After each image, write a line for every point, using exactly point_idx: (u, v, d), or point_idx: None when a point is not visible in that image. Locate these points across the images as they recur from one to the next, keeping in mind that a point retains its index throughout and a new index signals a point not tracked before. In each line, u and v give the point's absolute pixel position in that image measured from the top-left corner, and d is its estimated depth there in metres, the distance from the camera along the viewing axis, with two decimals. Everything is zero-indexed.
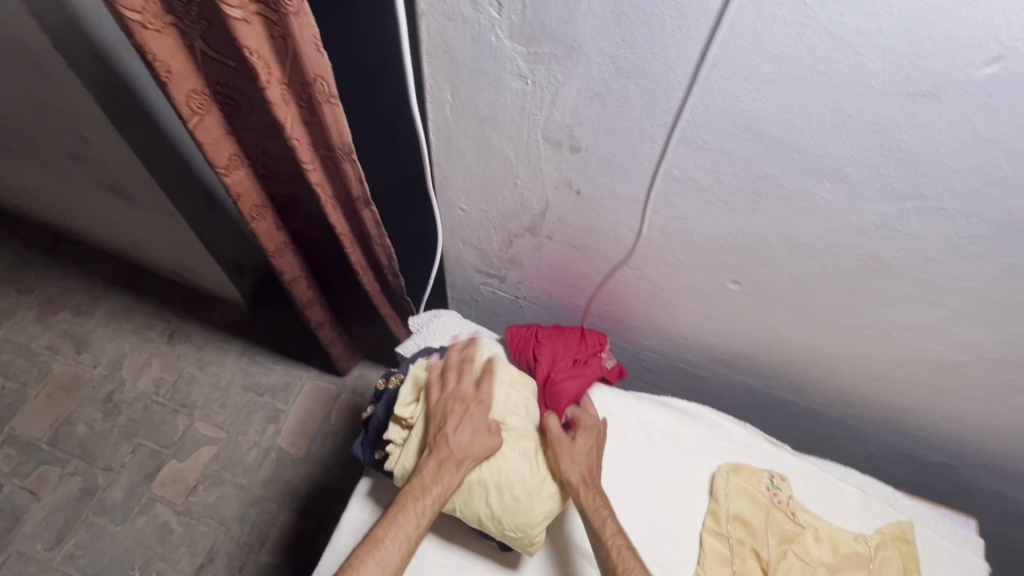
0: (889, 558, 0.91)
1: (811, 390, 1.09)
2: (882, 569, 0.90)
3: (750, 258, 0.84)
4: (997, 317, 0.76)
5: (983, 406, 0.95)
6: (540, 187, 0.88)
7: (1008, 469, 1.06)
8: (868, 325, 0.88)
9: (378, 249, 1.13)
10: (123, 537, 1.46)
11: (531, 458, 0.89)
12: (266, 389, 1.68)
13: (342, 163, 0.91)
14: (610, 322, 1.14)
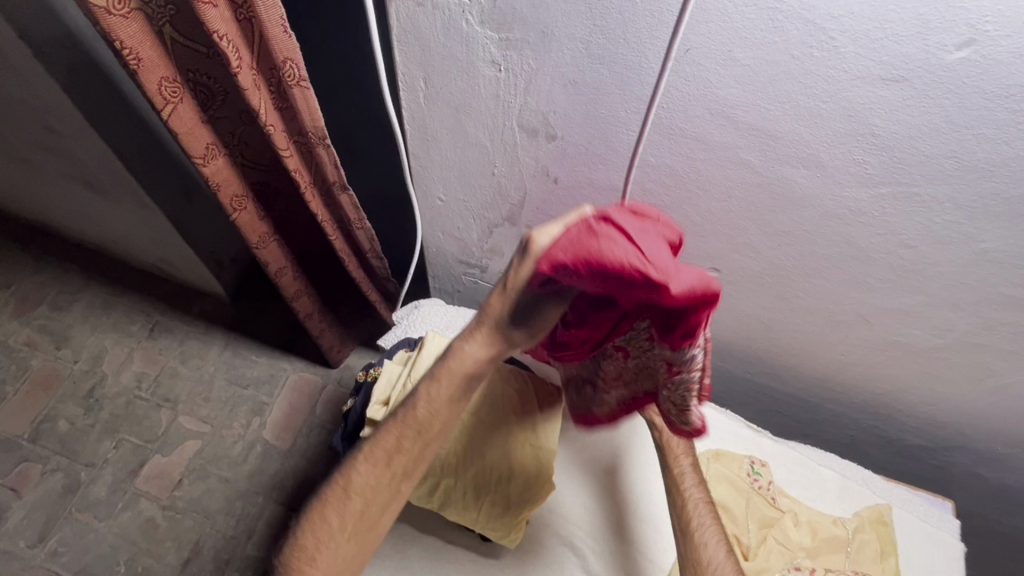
0: (866, 541, 0.92)
1: (792, 376, 1.10)
2: (859, 551, 0.91)
3: (730, 245, 0.84)
4: (971, 302, 0.77)
5: (961, 390, 0.96)
6: (517, 175, 0.87)
7: (985, 451, 1.07)
8: (846, 311, 0.88)
9: (360, 235, 1.13)
10: (107, 532, 1.45)
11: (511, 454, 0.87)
12: (249, 382, 1.67)
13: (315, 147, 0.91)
14: None
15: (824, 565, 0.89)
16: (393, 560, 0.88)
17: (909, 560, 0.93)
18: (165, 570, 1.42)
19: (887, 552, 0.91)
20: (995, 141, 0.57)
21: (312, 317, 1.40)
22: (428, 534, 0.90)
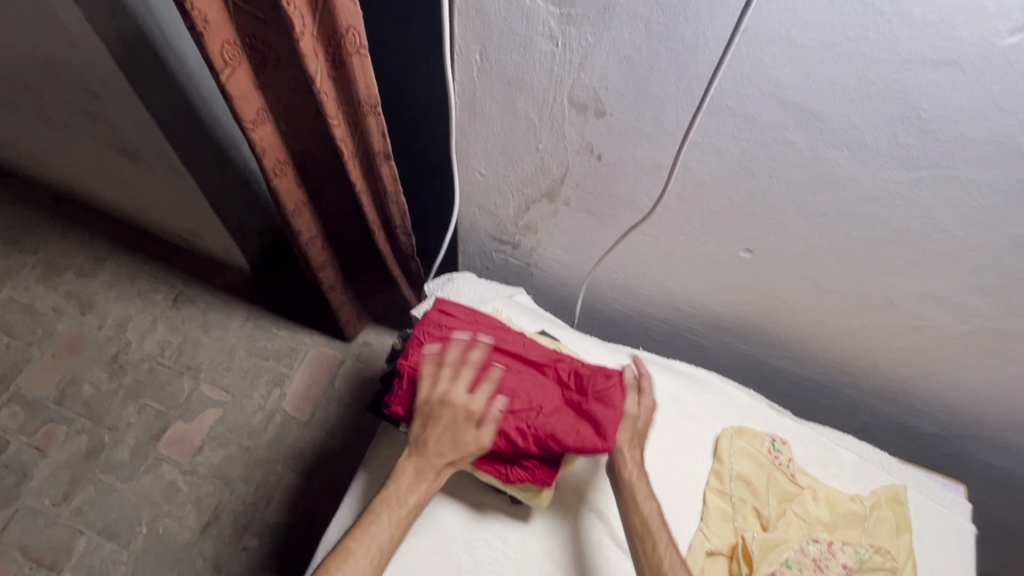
0: (883, 517, 0.95)
1: (812, 360, 1.13)
2: (875, 526, 0.94)
3: (765, 225, 0.86)
4: (998, 287, 0.80)
5: (978, 377, 0.99)
6: (561, 151, 0.90)
7: (996, 439, 1.11)
8: (874, 295, 0.91)
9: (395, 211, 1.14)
10: (130, 493, 1.48)
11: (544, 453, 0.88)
12: (271, 353, 1.70)
13: (364, 118, 0.92)
14: (619, 291, 1.16)
15: (845, 539, 0.92)
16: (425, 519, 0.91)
17: (922, 540, 0.96)
18: (185, 532, 1.45)
19: (899, 528, 0.95)
20: None
21: (335, 288, 1.41)
22: (459, 498, 0.93)
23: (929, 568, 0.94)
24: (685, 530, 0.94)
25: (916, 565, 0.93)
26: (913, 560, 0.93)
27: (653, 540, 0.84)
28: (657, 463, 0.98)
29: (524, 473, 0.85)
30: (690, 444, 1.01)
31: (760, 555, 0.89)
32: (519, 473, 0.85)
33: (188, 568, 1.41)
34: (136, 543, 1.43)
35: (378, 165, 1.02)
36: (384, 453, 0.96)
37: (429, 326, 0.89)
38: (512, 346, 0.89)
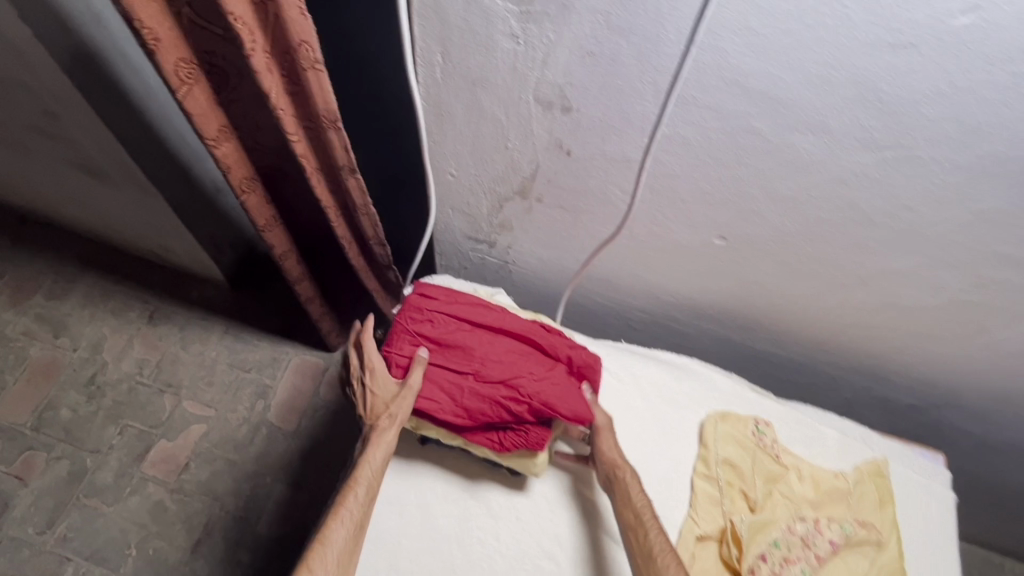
0: (866, 492, 0.97)
1: (791, 340, 1.14)
2: (860, 501, 0.96)
3: (738, 212, 0.87)
4: (965, 261, 0.81)
5: (951, 348, 1.01)
6: (530, 149, 0.89)
7: (971, 405, 1.13)
8: (846, 274, 0.92)
9: (366, 221, 1.14)
10: (116, 516, 1.46)
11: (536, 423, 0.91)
12: (253, 365, 1.68)
13: (325, 132, 0.91)
14: (598, 283, 1.16)
15: (829, 513, 0.94)
16: (418, 519, 0.92)
17: (904, 512, 0.98)
18: (176, 552, 1.43)
19: (883, 500, 0.97)
20: (994, 103, 0.60)
21: (313, 301, 1.39)
22: (451, 497, 0.95)
23: (913, 539, 0.96)
24: (675, 517, 0.95)
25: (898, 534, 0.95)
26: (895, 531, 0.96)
27: (646, 531, 0.86)
28: (645, 456, 0.99)
29: (517, 438, 0.85)
30: (676, 433, 1.02)
31: (749, 536, 0.91)
32: (514, 439, 0.85)
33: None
34: (126, 567, 1.40)
35: (344, 176, 1.01)
36: None
37: (407, 320, 0.87)
38: (491, 321, 0.88)
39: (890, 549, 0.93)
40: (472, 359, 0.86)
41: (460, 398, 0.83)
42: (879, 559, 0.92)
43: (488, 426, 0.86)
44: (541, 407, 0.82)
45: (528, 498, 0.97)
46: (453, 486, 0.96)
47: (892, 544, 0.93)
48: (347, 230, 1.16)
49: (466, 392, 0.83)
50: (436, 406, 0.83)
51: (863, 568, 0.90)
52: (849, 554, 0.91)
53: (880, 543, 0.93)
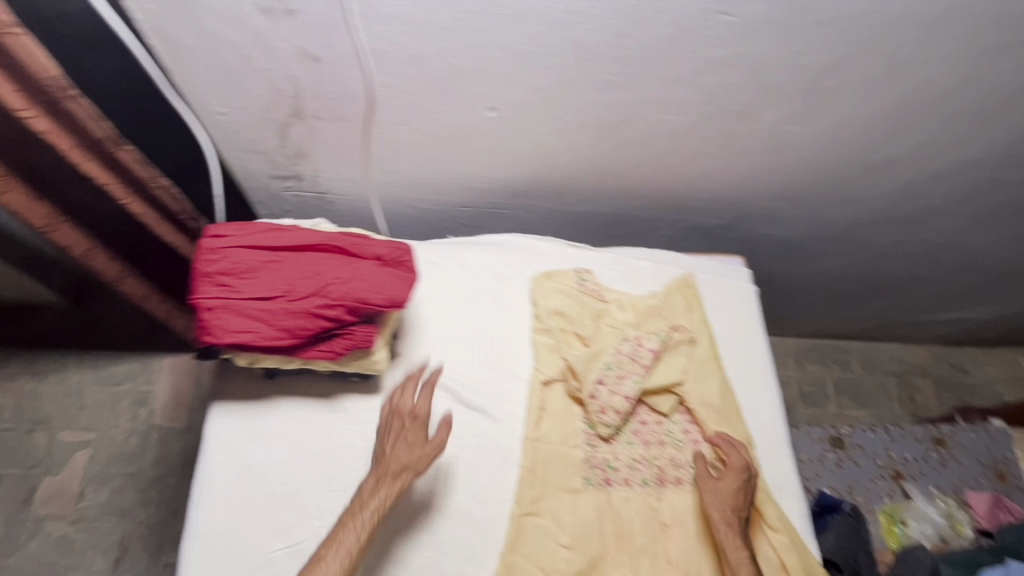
0: (675, 301, 1.11)
1: (600, 195, 1.24)
2: (672, 310, 1.10)
3: (494, 78, 0.92)
4: (690, 73, 0.91)
5: (722, 161, 1.13)
6: (280, 65, 0.89)
7: (761, 208, 1.29)
8: (609, 115, 1.00)
9: (163, 195, 1.12)
10: (21, 563, 1.41)
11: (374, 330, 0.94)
12: (123, 377, 1.59)
13: (62, 102, 0.88)
14: (413, 189, 1.19)
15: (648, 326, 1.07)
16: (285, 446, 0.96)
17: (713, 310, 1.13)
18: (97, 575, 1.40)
19: (691, 304, 1.11)
20: None
21: (149, 299, 1.34)
22: (313, 419, 0.98)
23: (722, 328, 1.12)
24: (523, 370, 1.05)
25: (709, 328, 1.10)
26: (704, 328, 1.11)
27: None
28: (485, 331, 1.08)
29: (346, 342, 0.89)
30: (510, 302, 1.11)
31: (584, 368, 1.03)
32: (343, 343, 0.89)
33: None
34: None
35: (110, 147, 0.98)
36: (227, 405, 0.98)
37: (202, 262, 0.86)
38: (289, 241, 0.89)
39: (703, 342, 1.08)
40: (276, 280, 0.87)
41: (275, 321, 0.85)
42: (694, 353, 1.07)
43: (316, 338, 0.89)
44: (355, 305, 0.86)
45: (383, 397, 1.01)
46: (312, 407, 0.99)
47: (705, 338, 1.08)
48: (148, 209, 1.13)
49: (280, 313, 0.85)
50: (255, 334, 0.85)
51: (682, 362, 1.05)
52: (670, 355, 1.05)
53: (694, 340, 1.07)
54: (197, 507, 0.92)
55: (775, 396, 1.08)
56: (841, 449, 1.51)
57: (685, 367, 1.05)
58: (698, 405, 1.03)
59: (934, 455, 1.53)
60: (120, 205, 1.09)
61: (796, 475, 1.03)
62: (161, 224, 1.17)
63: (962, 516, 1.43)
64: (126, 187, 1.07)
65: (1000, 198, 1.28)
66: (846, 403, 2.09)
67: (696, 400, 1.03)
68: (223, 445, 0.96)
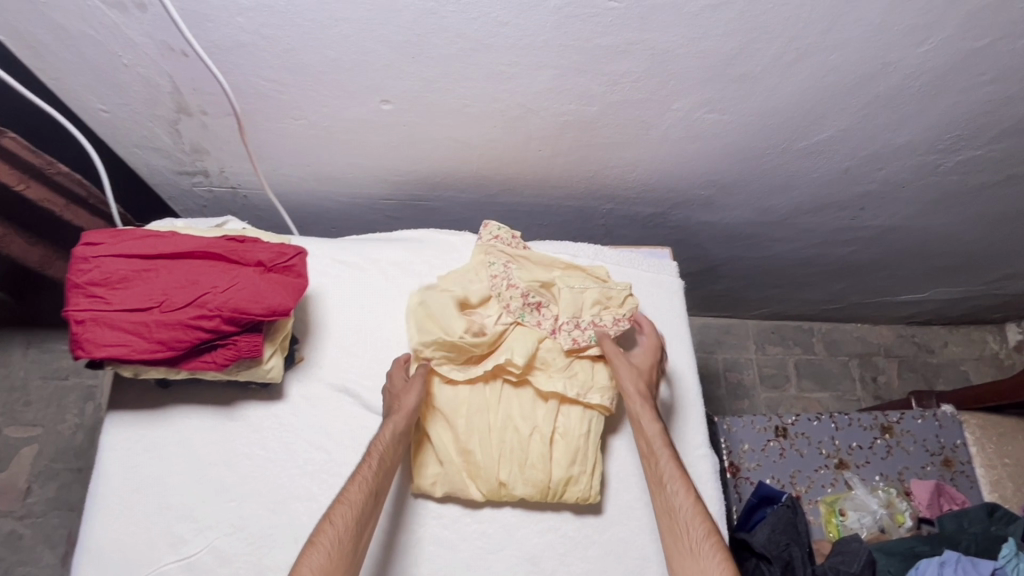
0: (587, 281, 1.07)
1: (523, 186, 1.19)
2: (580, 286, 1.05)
3: (377, 69, 0.87)
4: (587, 63, 0.86)
5: (645, 150, 1.08)
6: (146, 61, 0.85)
7: (693, 197, 1.25)
8: (508, 104, 0.95)
9: (62, 179, 1.10)
10: None
11: (268, 337, 0.90)
12: (70, 372, 1.68)
13: None
14: (327, 184, 1.15)
15: (568, 315, 1.02)
16: (180, 456, 0.94)
17: None
18: (46, 569, 1.54)
19: (622, 319, 1.03)
20: None
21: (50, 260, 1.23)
22: (208, 426, 0.96)
23: None
24: None
25: None
26: None
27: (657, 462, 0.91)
28: (399, 334, 1.05)
29: (229, 353, 0.85)
30: None
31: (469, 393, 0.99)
32: (226, 355, 0.86)
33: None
34: None
35: None
36: (120, 414, 0.95)
37: (72, 272, 0.82)
38: (163, 246, 0.85)
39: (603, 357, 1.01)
40: (152, 290, 0.83)
41: (149, 334, 0.81)
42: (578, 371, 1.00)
43: (199, 351, 0.86)
44: (232, 315, 0.82)
45: (287, 403, 0.98)
46: (208, 416, 0.96)
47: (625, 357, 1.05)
48: (42, 190, 1.10)
49: (155, 327, 0.81)
50: (127, 348, 0.81)
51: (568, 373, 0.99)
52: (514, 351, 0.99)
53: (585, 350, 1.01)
54: (89, 520, 0.90)
55: (694, 393, 1.09)
56: (784, 439, 1.47)
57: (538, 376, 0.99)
58: (567, 472, 0.95)
59: (880, 442, 1.50)
60: (15, 190, 1.08)
61: (713, 475, 1.04)
62: (66, 207, 1.14)
63: (902, 505, 1.44)
64: (22, 174, 1.06)
65: (946, 184, 1.20)
66: (806, 385, 2.06)
67: (551, 437, 0.97)
68: (115, 458, 0.93)
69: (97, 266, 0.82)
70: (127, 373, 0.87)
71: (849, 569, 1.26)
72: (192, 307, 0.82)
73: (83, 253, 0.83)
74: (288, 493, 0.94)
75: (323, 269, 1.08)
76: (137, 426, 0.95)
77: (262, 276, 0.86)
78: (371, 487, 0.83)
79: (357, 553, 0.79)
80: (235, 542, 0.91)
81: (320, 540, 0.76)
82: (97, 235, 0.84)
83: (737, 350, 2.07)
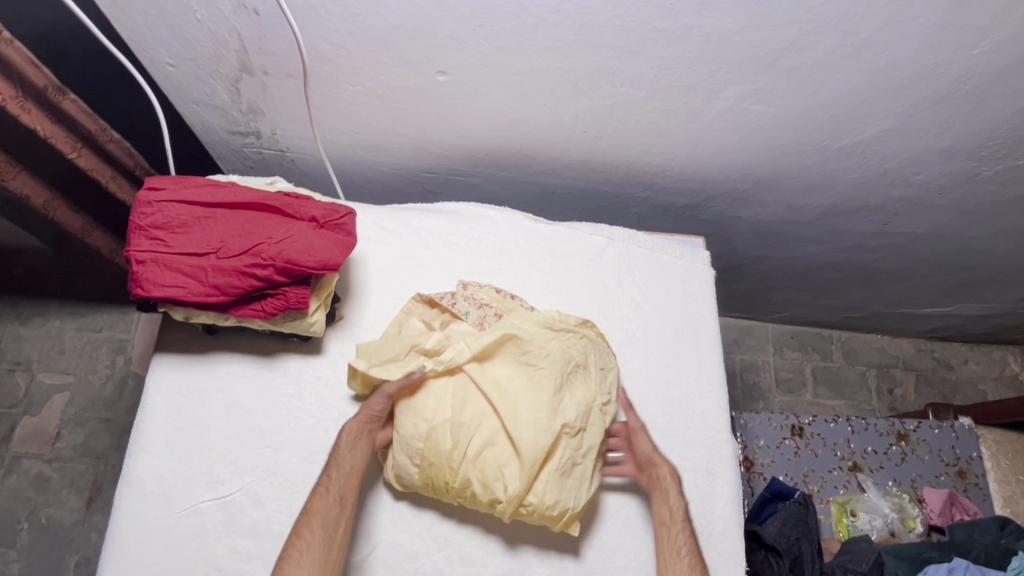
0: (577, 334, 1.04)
1: (562, 167, 1.21)
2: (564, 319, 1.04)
3: (437, 39, 0.90)
4: (643, 44, 0.88)
5: (687, 139, 1.10)
6: (219, 16, 0.88)
7: (730, 189, 1.26)
8: (561, 83, 0.97)
9: (112, 147, 1.10)
10: (16, 490, 1.52)
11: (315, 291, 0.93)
12: (103, 324, 1.67)
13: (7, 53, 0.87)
14: (372, 152, 1.18)
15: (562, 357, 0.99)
16: (221, 401, 0.98)
17: (664, 286, 1.16)
18: (71, 513, 1.51)
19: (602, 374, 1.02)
20: None
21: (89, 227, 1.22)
22: (249, 373, 1.00)
23: (667, 303, 1.15)
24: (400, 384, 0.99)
25: (643, 311, 1.14)
26: (645, 308, 1.14)
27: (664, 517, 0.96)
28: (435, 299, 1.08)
29: (278, 302, 0.89)
30: (460, 272, 1.11)
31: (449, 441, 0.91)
32: (275, 305, 0.89)
33: (85, 541, 1.49)
34: (22, 539, 1.48)
35: (55, 98, 0.97)
36: (166, 357, 0.99)
37: (134, 215, 0.86)
38: (220, 196, 0.89)
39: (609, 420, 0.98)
40: (210, 237, 0.86)
41: (205, 278, 0.85)
42: (566, 517, 0.91)
43: (249, 299, 0.90)
44: (284, 266, 0.86)
45: (324, 357, 1.02)
46: (249, 364, 1.00)
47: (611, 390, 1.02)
48: (92, 159, 1.09)
49: (211, 272, 0.85)
50: (183, 290, 0.85)
51: (589, 400, 0.96)
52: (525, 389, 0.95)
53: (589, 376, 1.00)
54: (132, 454, 0.94)
55: (719, 380, 1.11)
56: (800, 437, 1.49)
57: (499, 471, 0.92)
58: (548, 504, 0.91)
59: (895, 448, 1.51)
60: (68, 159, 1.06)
61: (733, 459, 1.06)
62: (112, 177, 1.15)
63: (913, 511, 1.45)
64: (76, 141, 1.05)
65: (983, 194, 1.21)
66: (822, 392, 2.07)
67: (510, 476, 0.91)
68: (160, 401, 0.97)
69: (158, 210, 0.86)
70: (176, 313, 0.89)
71: (858, 567, 1.27)
72: (246, 256, 0.86)
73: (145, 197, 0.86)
74: (322, 443, 0.97)
75: (366, 234, 1.11)
76: (182, 370, 0.99)
77: (314, 231, 0.90)
78: (336, 493, 0.87)
79: (335, 557, 0.84)
80: (269, 486, 0.94)
81: (292, 550, 0.81)
82: (158, 180, 0.88)
83: (756, 353, 2.08)
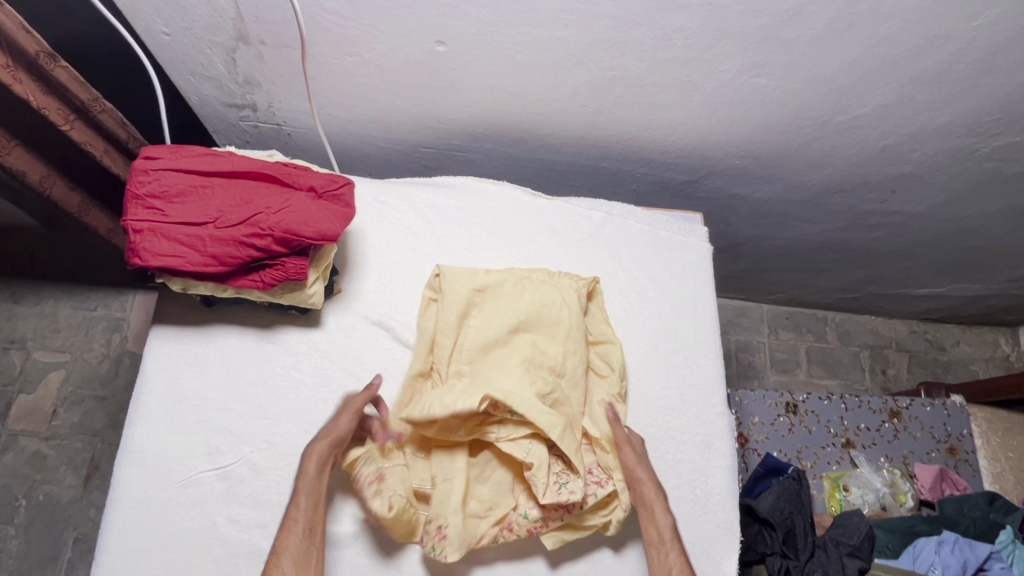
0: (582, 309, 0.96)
1: (561, 142, 1.21)
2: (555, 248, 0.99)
3: (437, 8, 0.89)
4: (645, 14, 0.88)
5: (687, 114, 1.10)
6: None
7: (728, 166, 1.26)
8: (561, 55, 0.97)
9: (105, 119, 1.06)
10: (12, 467, 1.52)
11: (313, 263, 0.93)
12: (98, 303, 1.66)
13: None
14: (370, 126, 1.17)
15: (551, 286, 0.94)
16: (219, 372, 0.98)
17: (662, 261, 1.17)
18: (68, 490, 1.51)
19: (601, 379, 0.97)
20: None
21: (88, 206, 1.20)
22: (248, 345, 1.00)
23: (665, 279, 1.16)
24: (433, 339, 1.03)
25: (640, 285, 1.14)
26: (643, 283, 1.14)
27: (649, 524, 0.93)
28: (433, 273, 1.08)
29: (277, 273, 0.89)
30: (458, 247, 1.11)
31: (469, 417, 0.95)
32: (274, 275, 0.89)
33: (83, 517, 1.50)
34: (20, 515, 1.48)
35: (47, 63, 0.91)
36: (164, 330, 0.99)
37: (132, 183, 0.85)
38: (217, 166, 0.88)
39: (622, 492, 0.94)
40: (208, 206, 0.86)
41: (204, 248, 0.85)
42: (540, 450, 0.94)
43: (248, 269, 0.89)
44: (283, 236, 0.85)
45: (322, 330, 1.02)
46: (247, 336, 1.00)
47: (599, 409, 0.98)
48: (83, 132, 1.05)
49: (209, 241, 0.85)
50: (181, 260, 0.84)
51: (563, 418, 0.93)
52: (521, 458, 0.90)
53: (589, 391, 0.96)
54: (131, 426, 0.94)
55: (715, 355, 1.13)
56: (795, 414, 1.51)
57: (541, 346, 1.01)
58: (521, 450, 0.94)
59: (887, 425, 1.53)
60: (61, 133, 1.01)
61: (728, 433, 1.07)
62: (106, 152, 1.10)
63: (905, 486, 1.47)
64: (69, 113, 1.00)
65: (980, 171, 1.22)
66: (816, 372, 2.09)
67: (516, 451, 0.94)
68: (158, 372, 0.97)
69: (155, 179, 0.85)
70: (173, 285, 0.89)
71: (849, 540, 1.27)
72: (244, 225, 0.85)
73: (142, 166, 0.86)
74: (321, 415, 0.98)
75: (364, 208, 1.10)
76: (180, 342, 0.99)
77: (313, 202, 0.89)
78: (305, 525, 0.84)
79: None
80: (269, 457, 0.95)
81: None
82: (155, 149, 0.88)
83: (751, 333, 2.09)
